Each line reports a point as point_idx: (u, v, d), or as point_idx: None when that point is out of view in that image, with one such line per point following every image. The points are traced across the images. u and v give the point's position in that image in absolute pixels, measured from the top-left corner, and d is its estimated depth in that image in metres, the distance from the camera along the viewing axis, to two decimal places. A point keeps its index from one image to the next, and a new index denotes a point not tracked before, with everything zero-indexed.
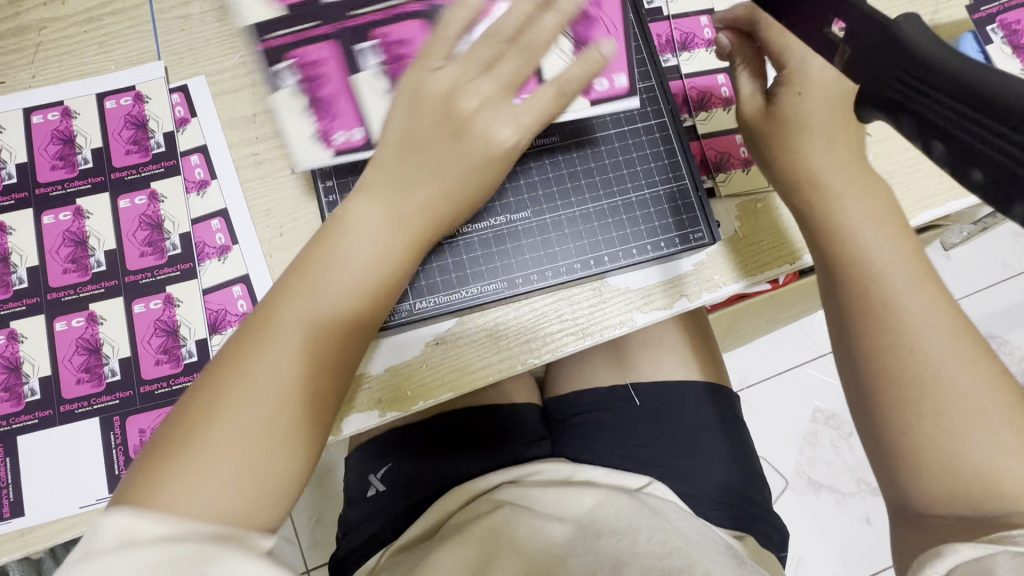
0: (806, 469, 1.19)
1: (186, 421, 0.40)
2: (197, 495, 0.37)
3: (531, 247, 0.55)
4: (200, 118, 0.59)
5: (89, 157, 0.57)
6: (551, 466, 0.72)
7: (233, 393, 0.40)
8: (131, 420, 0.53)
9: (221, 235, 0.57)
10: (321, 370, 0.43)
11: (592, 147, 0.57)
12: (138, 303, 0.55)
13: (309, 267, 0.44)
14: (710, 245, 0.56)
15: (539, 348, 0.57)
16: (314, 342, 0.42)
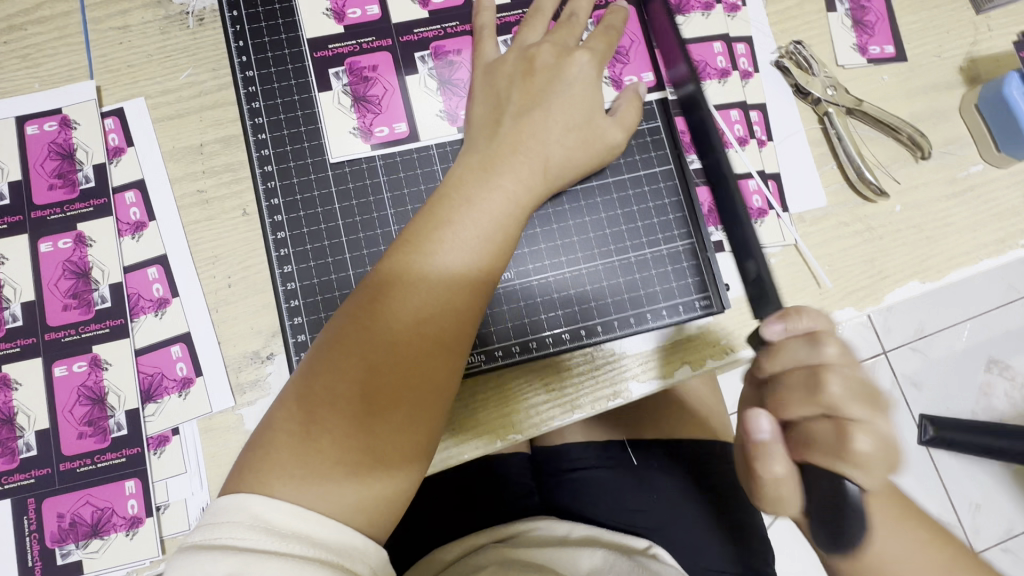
0: None
1: (297, 398, 0.38)
2: (313, 470, 0.36)
3: (515, 305, 0.49)
4: (138, 148, 0.51)
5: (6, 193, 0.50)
6: (541, 525, 0.65)
7: (338, 362, 0.38)
8: (47, 502, 0.46)
9: (158, 286, 0.49)
10: (436, 351, 0.39)
11: (586, 199, 0.51)
12: (60, 365, 0.47)
13: (418, 242, 0.41)
14: (719, 311, 0.51)
15: (518, 416, 0.50)
16: (423, 318, 0.39)
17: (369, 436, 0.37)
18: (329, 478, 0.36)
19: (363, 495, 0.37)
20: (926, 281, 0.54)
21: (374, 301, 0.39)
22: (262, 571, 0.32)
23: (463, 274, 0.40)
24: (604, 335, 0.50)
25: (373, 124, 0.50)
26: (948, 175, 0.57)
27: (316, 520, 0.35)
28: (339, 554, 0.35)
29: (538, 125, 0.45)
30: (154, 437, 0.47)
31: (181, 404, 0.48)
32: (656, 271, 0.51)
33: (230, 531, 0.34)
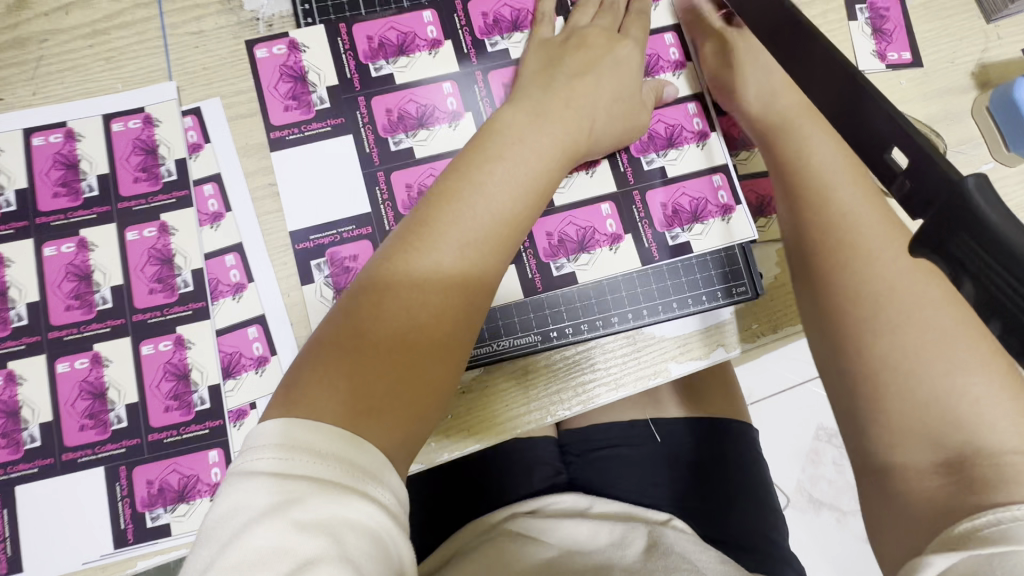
0: (807, 486, 1.13)
1: (360, 318, 0.41)
2: (362, 392, 0.39)
3: (571, 286, 0.54)
4: (339, 210, 0.53)
5: (373, 237, 0.53)
6: (568, 497, 0.70)
7: (418, 291, 0.42)
8: (137, 470, 0.50)
9: (235, 271, 0.53)
10: (472, 291, 0.44)
11: (644, 184, 0.55)
12: (146, 344, 0.51)
13: (433, 211, 0.45)
14: (752, 299, 0.55)
15: (567, 393, 0.54)
16: (444, 285, 0.43)
17: (409, 356, 0.41)
18: (371, 392, 0.39)
19: (410, 410, 0.41)
20: None
21: (419, 240, 0.44)
22: (315, 500, 0.34)
23: (494, 223, 0.45)
24: (650, 319, 0.54)
25: (516, 27, 0.57)
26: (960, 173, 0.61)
27: (362, 449, 0.37)
28: (378, 484, 0.36)
29: (580, 104, 0.50)
30: (234, 410, 0.51)
31: (258, 380, 0.52)
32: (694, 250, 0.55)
33: (274, 454, 0.35)
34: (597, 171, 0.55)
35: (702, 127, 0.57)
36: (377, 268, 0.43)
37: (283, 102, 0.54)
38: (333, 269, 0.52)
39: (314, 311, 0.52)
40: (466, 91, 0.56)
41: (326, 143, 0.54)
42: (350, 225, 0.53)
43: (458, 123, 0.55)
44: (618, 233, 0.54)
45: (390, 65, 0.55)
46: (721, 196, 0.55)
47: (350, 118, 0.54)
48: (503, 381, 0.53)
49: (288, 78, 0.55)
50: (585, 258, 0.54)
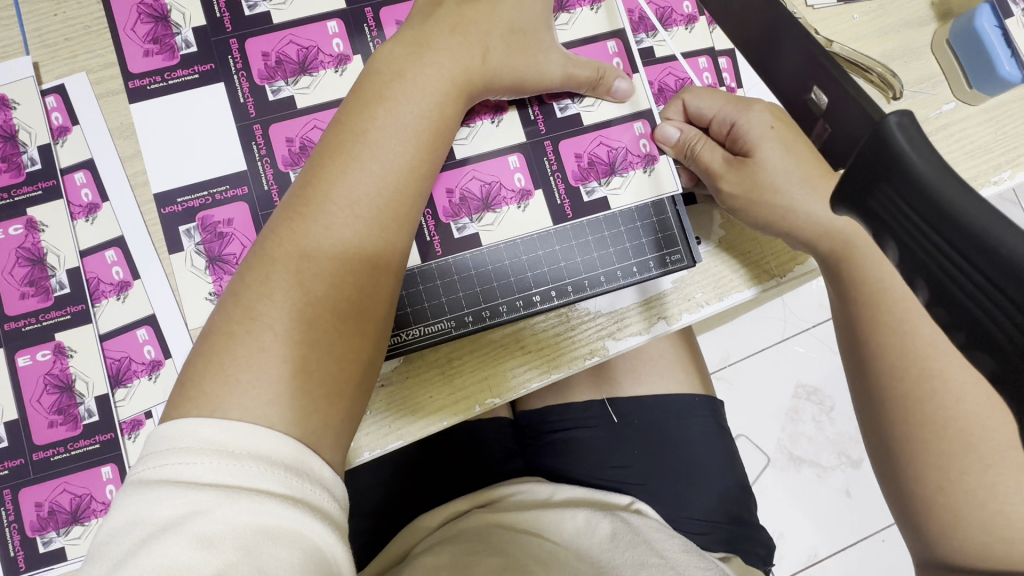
0: (788, 444, 1.04)
1: (248, 303, 0.34)
2: (264, 384, 0.33)
3: (476, 261, 0.47)
4: (207, 169, 0.45)
5: (250, 199, 0.45)
6: (529, 485, 0.62)
7: (310, 260, 0.35)
8: (24, 492, 0.45)
9: (118, 268, 0.48)
10: (375, 249, 0.37)
11: (558, 135, 0.48)
12: (22, 355, 0.46)
13: (319, 173, 0.37)
14: (689, 266, 0.49)
15: (493, 381, 0.49)
16: (344, 248, 0.36)
17: (312, 332, 0.34)
18: (269, 378, 0.33)
19: (321, 390, 0.34)
20: None
21: (308, 203, 0.37)
22: (223, 509, 0.28)
23: (395, 171, 0.38)
24: (585, 294, 0.48)
25: None
26: (920, 115, 0.56)
27: (284, 443, 0.32)
28: (304, 482, 0.31)
29: (468, 33, 0.42)
30: (126, 422, 0.47)
31: (151, 387, 0.47)
32: (617, 207, 0.49)
33: (178, 457, 0.30)
34: (503, 119, 0.48)
35: (623, 68, 0.50)
36: (262, 247, 0.36)
37: (141, 46, 0.45)
38: (204, 236, 0.45)
39: (184, 284, 0.44)
40: (354, 30, 0.47)
41: (190, 92, 0.45)
42: (222, 185, 0.45)
43: (346, 67, 0.46)
44: (528, 189, 0.48)
45: (267, 2, 0.46)
46: (643, 145, 0.49)
47: (221, 65, 0.45)
48: (425, 372, 0.49)
49: (146, 17, 0.45)
50: (491, 218, 0.47)
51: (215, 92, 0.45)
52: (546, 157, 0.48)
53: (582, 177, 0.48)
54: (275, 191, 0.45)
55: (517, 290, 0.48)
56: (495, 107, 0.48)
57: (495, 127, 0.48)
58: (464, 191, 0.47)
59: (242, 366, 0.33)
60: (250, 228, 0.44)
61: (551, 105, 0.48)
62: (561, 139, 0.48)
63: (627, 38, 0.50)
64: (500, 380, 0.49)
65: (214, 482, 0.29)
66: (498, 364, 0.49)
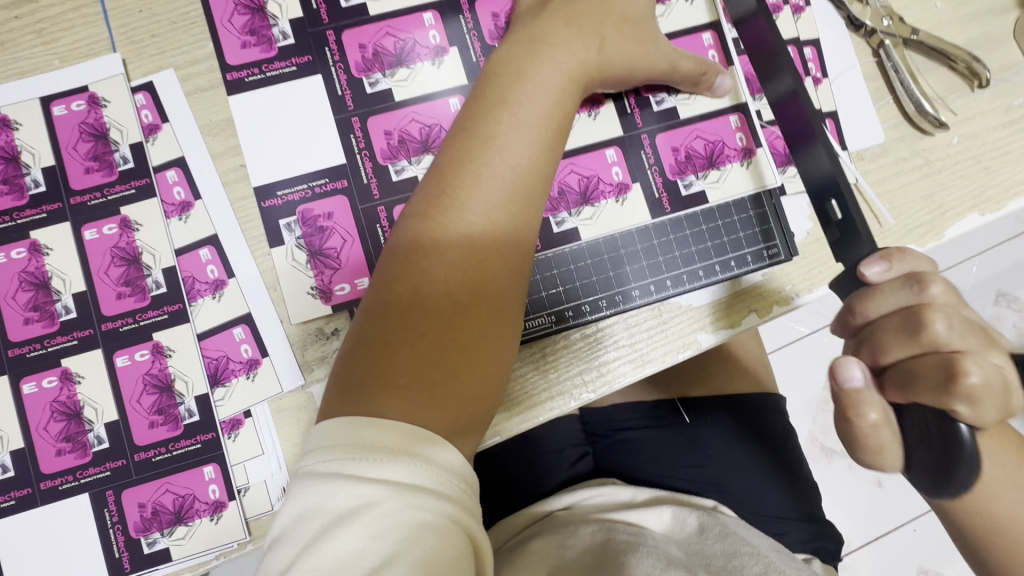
0: (819, 436, 1.03)
1: (392, 309, 0.35)
2: (421, 390, 0.33)
3: (572, 254, 0.47)
4: (305, 162, 0.43)
5: (350, 192, 0.43)
6: (609, 488, 0.61)
7: (447, 266, 0.36)
8: (127, 493, 0.45)
9: (213, 267, 0.47)
10: (511, 254, 0.37)
11: (653, 128, 0.48)
12: (121, 355, 0.46)
13: (455, 183, 0.37)
14: (784, 260, 0.50)
15: (588, 375, 0.49)
16: (483, 254, 0.36)
17: (461, 339, 0.35)
18: (426, 385, 0.33)
19: (470, 394, 0.34)
20: (985, 214, 0.54)
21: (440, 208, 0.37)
22: (391, 506, 0.29)
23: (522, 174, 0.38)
24: (680, 288, 0.48)
25: None
26: (1004, 103, 0.55)
27: (437, 444, 0.32)
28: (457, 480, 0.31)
29: (584, 26, 0.42)
30: (226, 421, 0.46)
31: (250, 386, 0.47)
32: (714, 201, 0.49)
33: (345, 453, 0.31)
34: (599, 113, 0.48)
35: (718, 60, 0.49)
36: (397, 253, 0.36)
37: (239, 38, 0.44)
38: (304, 230, 0.43)
39: (285, 279, 0.43)
40: (451, 22, 0.46)
41: (286, 84, 0.44)
42: (321, 177, 0.43)
43: (443, 60, 0.45)
44: (626, 182, 0.48)
45: None
46: (738, 138, 0.49)
47: (318, 57, 0.44)
48: (522, 367, 0.48)
49: (243, 9, 0.44)
50: (590, 212, 0.47)
51: (312, 86, 0.44)
52: (642, 150, 0.48)
53: (678, 169, 0.48)
54: (375, 184, 0.44)
55: (614, 284, 0.48)
56: (592, 101, 0.48)
57: (592, 121, 0.47)
58: (562, 185, 0.47)
59: (400, 374, 0.33)
60: (351, 223, 0.43)
61: (647, 99, 0.48)
62: (659, 132, 0.48)
63: (723, 29, 0.49)
64: (595, 374, 0.49)
65: (378, 477, 0.30)
66: (594, 358, 0.49)
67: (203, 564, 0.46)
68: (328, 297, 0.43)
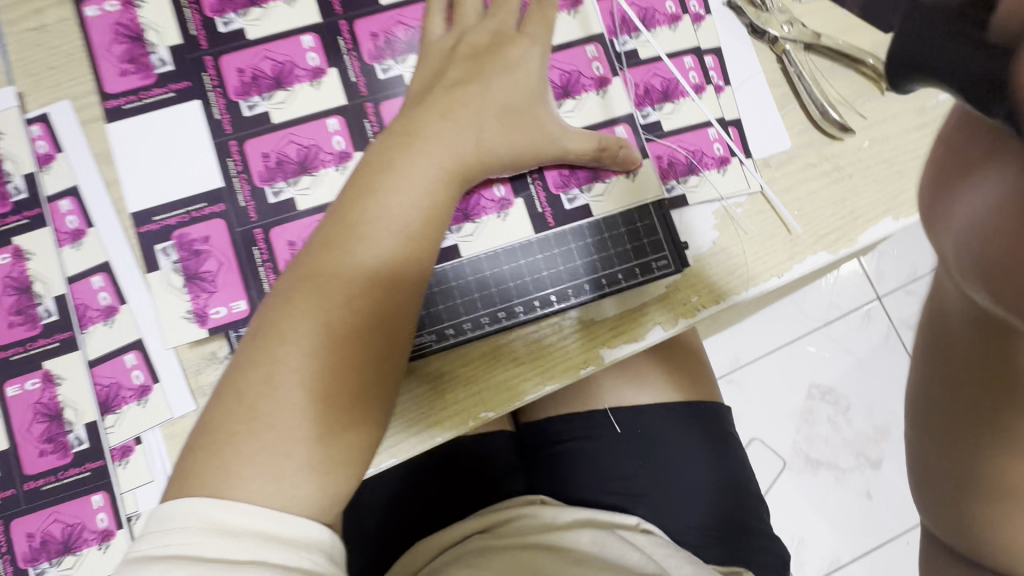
0: (803, 445, 1.00)
1: (245, 396, 0.37)
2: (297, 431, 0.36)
3: (453, 273, 0.46)
4: (184, 188, 0.44)
5: (227, 216, 0.44)
6: (530, 510, 0.61)
7: (303, 360, 0.37)
8: (17, 523, 0.45)
9: (105, 294, 0.47)
10: (399, 300, 0.39)
11: None
12: (12, 384, 0.46)
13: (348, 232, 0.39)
14: (675, 272, 0.49)
15: (488, 396, 0.48)
16: (371, 296, 0.38)
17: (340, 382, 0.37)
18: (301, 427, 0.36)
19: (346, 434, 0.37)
20: (898, 219, 0.53)
21: (302, 297, 0.38)
22: None
23: (388, 265, 0.39)
24: (568, 302, 0.47)
25: None
26: (916, 105, 0.54)
27: (283, 520, 0.35)
28: (299, 552, 0.34)
29: (461, 119, 0.42)
30: (117, 448, 0.46)
31: (140, 412, 0.47)
32: (600, 214, 0.48)
33: (182, 538, 0.33)
34: None
35: (603, 72, 0.49)
36: (257, 337, 0.38)
37: (116, 65, 0.45)
38: (181, 254, 0.44)
39: (161, 303, 0.43)
40: (330, 43, 0.46)
41: (166, 107, 0.44)
42: (198, 203, 0.44)
43: (322, 80, 0.45)
44: (508, 198, 0.47)
45: (241, 18, 0.45)
46: None
47: (197, 82, 0.45)
48: (418, 389, 0.48)
49: (122, 38, 0.45)
50: (470, 229, 0.47)
51: (192, 112, 0.44)
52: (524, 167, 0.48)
53: (560, 183, 0.48)
54: (252, 209, 0.44)
55: (498, 301, 0.47)
56: None
57: None
58: None
59: (282, 414, 0.36)
60: (226, 247, 0.43)
61: None
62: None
63: (605, 41, 0.49)
64: (495, 394, 0.48)
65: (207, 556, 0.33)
66: (494, 377, 0.48)
67: None
68: (203, 321, 0.43)
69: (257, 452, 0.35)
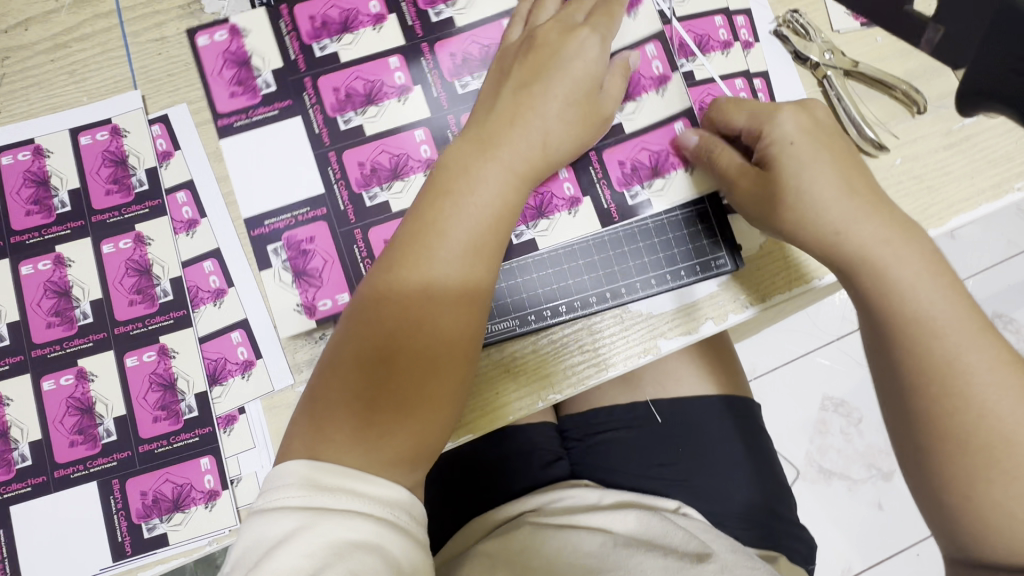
0: (817, 457, 1.04)
1: (337, 378, 0.42)
2: (380, 410, 0.41)
3: (533, 265, 0.53)
4: (290, 188, 0.51)
5: (329, 218, 0.50)
6: (577, 492, 0.65)
7: (386, 346, 0.42)
8: (131, 482, 0.50)
9: (215, 277, 0.53)
10: (471, 296, 0.44)
11: (605, 146, 0.53)
12: (131, 356, 0.51)
13: (426, 236, 0.44)
14: (732, 270, 0.54)
15: (557, 377, 0.53)
16: (445, 292, 0.43)
17: (416, 367, 0.42)
18: (384, 407, 0.41)
19: (423, 414, 0.42)
20: (929, 229, 0.58)
21: (387, 292, 0.43)
22: (319, 530, 0.36)
23: (461, 259, 0.43)
24: (635, 293, 0.53)
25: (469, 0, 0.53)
26: (944, 127, 0.60)
27: (368, 479, 0.39)
28: (382, 505, 0.39)
29: (528, 123, 0.47)
30: (223, 416, 0.51)
31: (244, 384, 0.51)
32: (662, 215, 0.54)
33: (285, 491, 0.38)
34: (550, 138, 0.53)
35: (663, 70, 0.53)
36: (350, 327, 0.43)
37: (228, 88, 0.52)
38: (290, 254, 0.50)
39: (274, 297, 0.50)
40: (412, 64, 0.52)
41: (273, 120, 0.51)
42: (303, 207, 0.50)
43: (407, 96, 0.51)
44: (577, 197, 0.53)
45: (336, 44, 0.52)
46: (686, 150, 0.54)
47: (298, 101, 0.51)
48: (495, 368, 0.53)
49: (231, 64, 0.52)
50: (545, 225, 0.52)
51: (296, 127, 0.51)
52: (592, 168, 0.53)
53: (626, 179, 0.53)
54: (349, 208, 0.50)
55: (573, 291, 0.53)
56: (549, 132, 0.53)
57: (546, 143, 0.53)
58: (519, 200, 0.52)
59: (369, 394, 0.41)
60: (329, 245, 0.50)
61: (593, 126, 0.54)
62: (605, 148, 0.53)
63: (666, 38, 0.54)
64: (564, 376, 0.53)
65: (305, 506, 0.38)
66: (563, 361, 0.53)
67: (196, 549, 0.50)
68: (312, 312, 0.50)
69: (347, 428, 0.41)
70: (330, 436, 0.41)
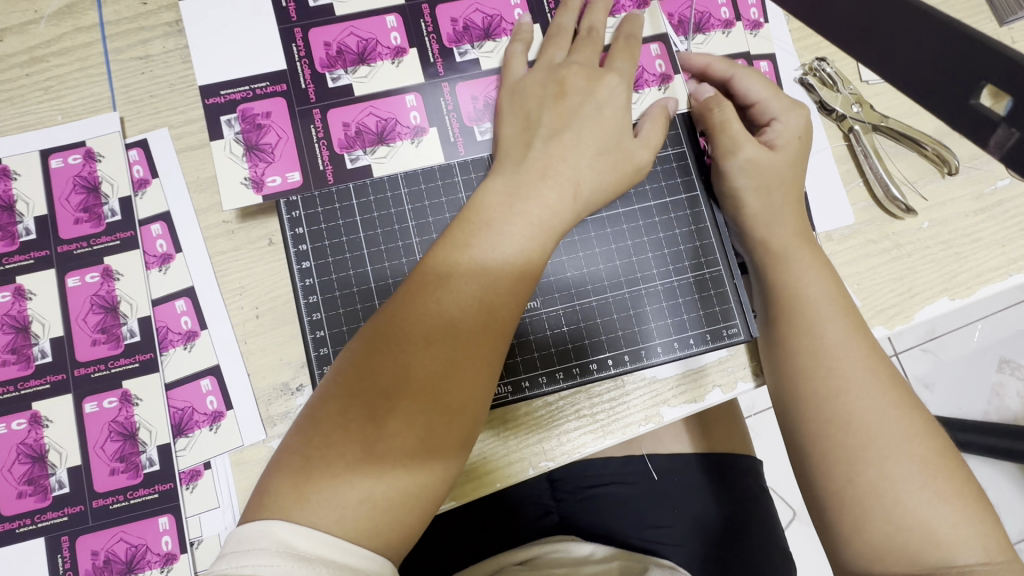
0: None
1: (341, 400, 0.36)
2: (384, 440, 0.35)
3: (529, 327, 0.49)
4: (256, 66, 0.48)
5: (288, 95, 0.48)
6: (562, 546, 0.61)
7: (401, 359, 0.36)
8: (81, 540, 0.46)
9: (187, 318, 0.49)
10: (505, 305, 0.39)
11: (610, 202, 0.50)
12: (90, 401, 0.47)
13: (455, 241, 0.39)
14: (743, 341, 0.50)
15: (551, 445, 0.49)
16: (475, 299, 0.38)
17: (435, 383, 0.36)
18: (390, 433, 0.35)
19: (434, 443, 0.36)
20: (955, 298, 0.55)
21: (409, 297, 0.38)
22: None
23: (483, 301, 0.38)
24: (638, 360, 0.49)
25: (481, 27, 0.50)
26: (975, 190, 0.56)
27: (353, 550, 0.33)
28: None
29: (560, 174, 0.42)
30: (186, 471, 0.47)
31: (211, 437, 0.47)
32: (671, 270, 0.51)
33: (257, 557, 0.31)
34: None
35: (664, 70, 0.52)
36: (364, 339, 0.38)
37: None
38: (243, 126, 0.47)
39: (221, 167, 0.47)
40: (431, 102, 0.49)
41: (250, 115, 0.48)
42: (263, 81, 0.48)
43: (422, 138, 0.49)
44: None
45: (350, 75, 0.49)
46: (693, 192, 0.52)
47: (303, 130, 0.48)
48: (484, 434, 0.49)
49: None
50: None
51: (296, 157, 0.48)
52: None
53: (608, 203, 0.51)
54: (313, 89, 0.48)
55: (573, 355, 0.49)
56: None
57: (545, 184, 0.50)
58: None
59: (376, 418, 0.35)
60: (287, 123, 0.48)
61: None
62: None
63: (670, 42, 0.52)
64: (557, 444, 0.49)
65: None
66: (559, 425, 0.49)
67: None
68: (259, 187, 0.47)
69: (345, 459, 0.34)
70: (322, 469, 0.34)
